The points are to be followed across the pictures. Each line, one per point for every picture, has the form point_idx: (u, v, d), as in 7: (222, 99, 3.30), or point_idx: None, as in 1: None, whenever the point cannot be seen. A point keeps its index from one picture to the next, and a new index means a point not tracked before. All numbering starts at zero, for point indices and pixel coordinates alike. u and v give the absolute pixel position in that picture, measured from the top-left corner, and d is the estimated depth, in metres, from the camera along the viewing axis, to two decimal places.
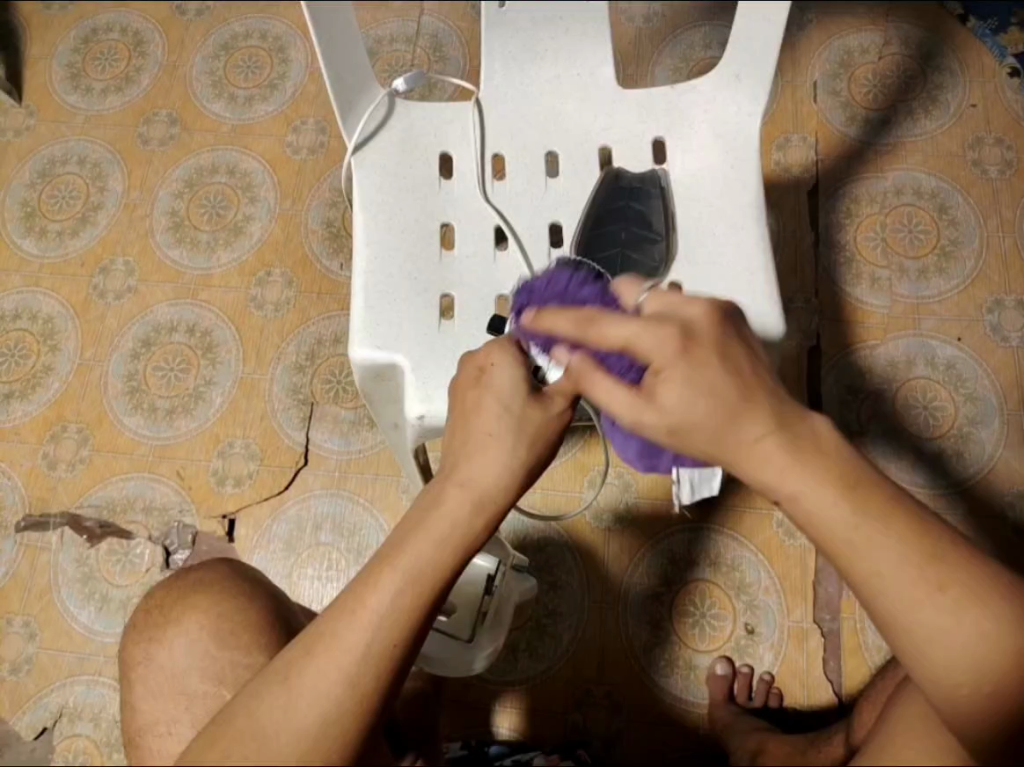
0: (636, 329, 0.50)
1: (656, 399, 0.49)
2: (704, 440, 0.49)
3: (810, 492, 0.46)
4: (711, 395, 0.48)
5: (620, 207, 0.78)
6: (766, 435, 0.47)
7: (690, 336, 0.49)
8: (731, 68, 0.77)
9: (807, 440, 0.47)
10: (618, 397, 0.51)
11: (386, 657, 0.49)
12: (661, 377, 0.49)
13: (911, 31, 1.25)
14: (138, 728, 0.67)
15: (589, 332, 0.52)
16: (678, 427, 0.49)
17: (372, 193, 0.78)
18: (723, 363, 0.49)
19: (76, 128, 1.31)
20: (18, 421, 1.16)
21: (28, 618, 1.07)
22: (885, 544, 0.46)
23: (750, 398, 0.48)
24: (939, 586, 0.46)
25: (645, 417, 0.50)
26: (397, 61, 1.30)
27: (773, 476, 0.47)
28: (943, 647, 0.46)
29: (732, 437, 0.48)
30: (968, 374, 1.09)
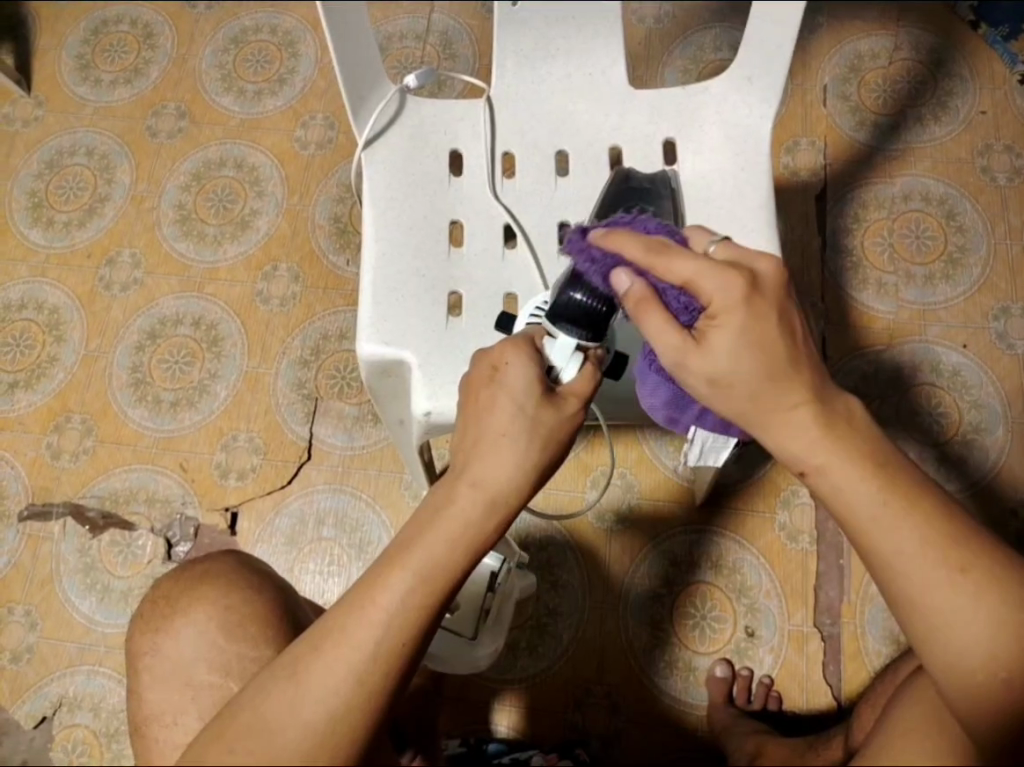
0: (703, 269, 0.51)
1: (705, 344, 0.51)
2: (740, 394, 0.51)
3: (837, 468, 0.50)
4: (759, 353, 0.50)
5: (632, 206, 0.75)
6: (800, 405, 0.50)
7: (756, 287, 0.50)
8: (743, 71, 0.78)
9: (841, 416, 0.51)
10: (667, 334, 0.52)
11: (394, 654, 0.49)
12: (716, 324, 0.51)
13: (921, 37, 1.25)
14: (143, 718, 0.68)
15: (656, 261, 0.52)
16: (717, 377, 0.51)
17: (382, 189, 0.78)
18: (779, 321, 0.50)
19: (85, 119, 1.31)
20: (23, 410, 1.16)
21: (29, 606, 1.08)
22: (905, 529, 0.48)
23: (795, 365, 0.50)
24: (961, 570, 0.48)
25: (689, 360, 0.52)
26: (406, 58, 1.30)
27: (799, 446, 0.50)
28: (960, 632, 0.47)
29: (771, 397, 0.50)
30: (973, 381, 1.09)
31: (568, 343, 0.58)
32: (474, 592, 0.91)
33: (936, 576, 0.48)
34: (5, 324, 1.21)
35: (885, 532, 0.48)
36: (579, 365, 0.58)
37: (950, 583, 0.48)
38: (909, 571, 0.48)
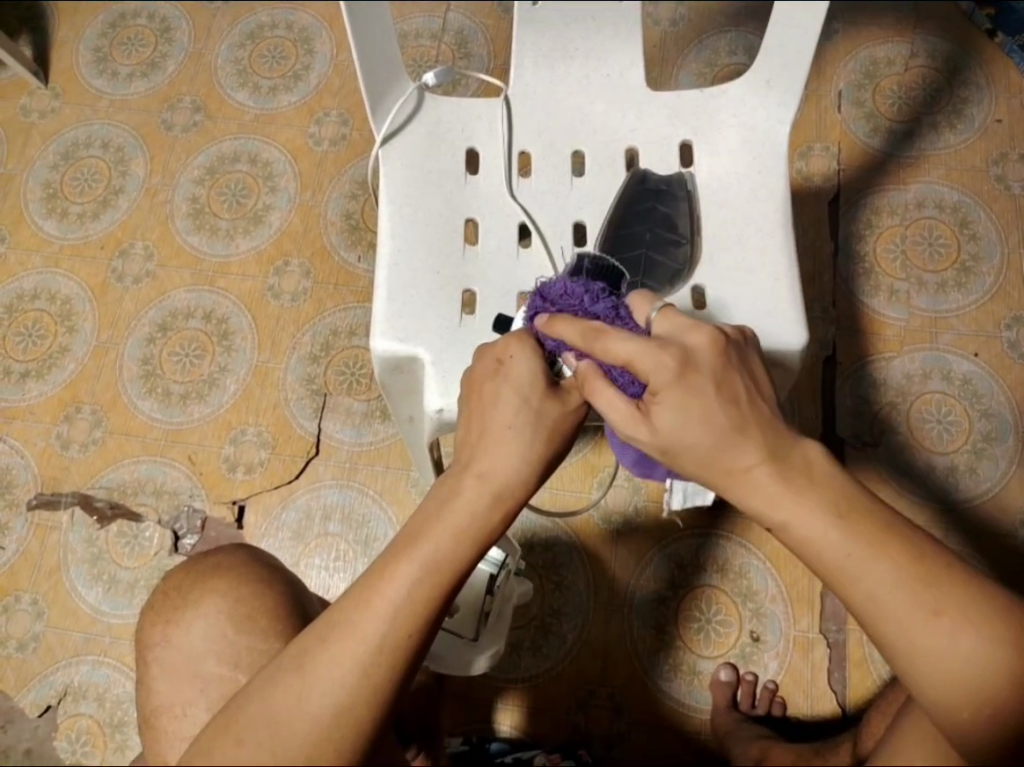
0: (638, 348, 0.52)
1: (651, 418, 0.52)
2: (694, 463, 0.51)
3: (796, 521, 0.48)
4: (703, 422, 0.50)
5: (647, 208, 0.77)
6: (757, 465, 0.49)
7: (690, 362, 0.51)
8: (761, 74, 0.78)
9: (799, 469, 0.49)
10: (617, 409, 0.54)
11: (403, 648, 0.49)
12: (658, 399, 0.51)
13: (937, 44, 1.25)
14: (153, 709, 0.68)
15: (594, 346, 0.54)
16: (669, 448, 0.51)
17: (398, 186, 0.79)
18: (720, 391, 0.50)
19: (100, 112, 1.32)
20: (33, 400, 1.17)
21: (36, 595, 1.08)
22: (876, 570, 0.46)
23: (743, 426, 0.49)
24: (935, 610, 0.46)
25: (639, 433, 0.53)
26: (422, 55, 1.31)
27: (763, 502, 0.49)
28: (945, 668, 0.45)
29: (721, 463, 0.50)
30: (984, 390, 1.09)
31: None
32: (476, 593, 0.91)
33: (914, 616, 0.46)
34: (17, 315, 1.22)
35: (854, 577, 0.47)
36: None
37: (928, 622, 0.46)
38: (881, 611, 0.46)
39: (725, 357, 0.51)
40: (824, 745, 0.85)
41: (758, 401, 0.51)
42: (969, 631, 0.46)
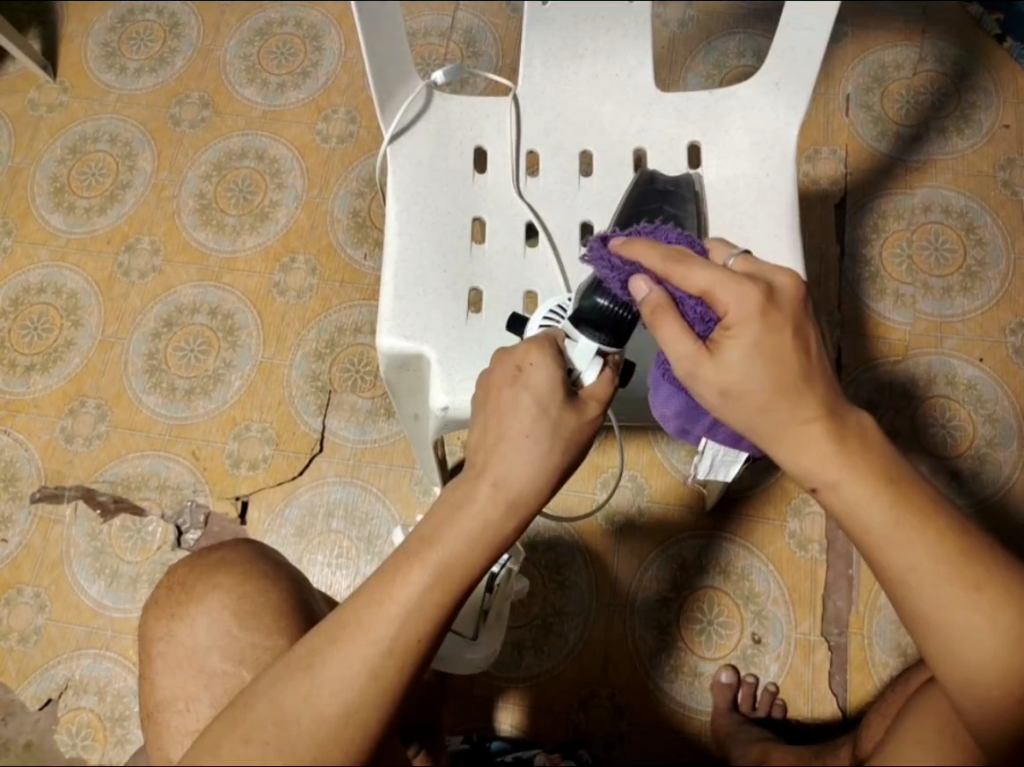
0: (720, 280, 0.50)
1: (718, 355, 0.50)
2: (751, 407, 0.50)
3: (848, 483, 0.48)
4: (773, 366, 0.49)
5: (654, 208, 0.74)
6: (813, 420, 0.49)
7: (773, 300, 0.49)
8: (771, 76, 0.78)
9: (853, 431, 0.50)
10: (681, 343, 0.51)
11: (412, 650, 0.49)
12: (730, 335, 0.50)
13: (946, 49, 1.25)
14: (157, 703, 0.68)
15: (675, 269, 0.52)
16: (729, 388, 0.50)
17: (406, 184, 0.79)
18: (795, 337, 0.49)
19: (108, 106, 1.32)
20: (38, 394, 1.17)
21: (38, 589, 1.08)
22: (920, 542, 0.47)
23: (808, 379, 0.49)
24: (974, 586, 0.47)
25: (701, 369, 0.51)
26: (430, 54, 1.31)
27: (817, 464, 0.49)
28: (977, 644, 0.46)
29: (784, 409, 0.49)
30: (989, 394, 1.09)
31: (589, 345, 0.59)
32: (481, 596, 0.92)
33: (952, 592, 0.47)
34: (23, 308, 1.22)
35: (902, 549, 0.47)
36: (599, 369, 0.59)
37: (966, 598, 0.47)
38: (922, 587, 0.47)
39: (800, 305, 0.50)
40: (824, 748, 0.85)
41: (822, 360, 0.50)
42: (1004, 611, 0.47)
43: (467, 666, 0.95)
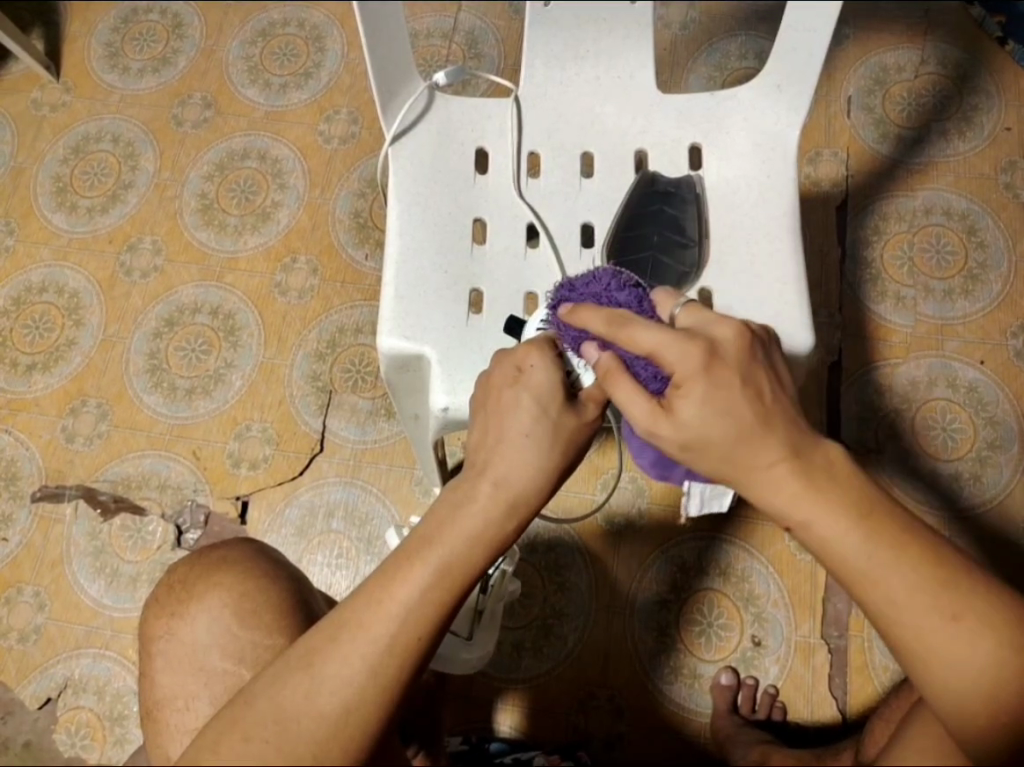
0: (664, 339, 0.50)
1: (674, 411, 0.50)
2: (714, 458, 0.50)
3: (818, 522, 0.48)
4: (728, 417, 0.49)
5: (654, 210, 0.78)
6: (777, 462, 0.48)
7: (717, 354, 0.50)
8: (773, 78, 0.78)
9: (820, 468, 0.49)
10: (637, 405, 0.52)
11: (412, 650, 0.49)
12: (681, 391, 0.50)
13: (948, 52, 1.25)
14: (156, 701, 0.68)
15: (618, 333, 0.52)
16: (689, 442, 0.50)
17: (407, 184, 0.79)
18: (744, 385, 0.49)
19: (111, 106, 1.32)
20: (40, 393, 1.17)
21: (38, 587, 1.08)
22: (897, 574, 0.47)
23: (766, 424, 0.49)
24: (953, 615, 0.46)
25: (661, 427, 0.51)
26: (433, 55, 1.31)
27: (787, 503, 0.48)
28: (961, 671, 0.46)
29: (746, 456, 0.49)
30: (990, 397, 1.09)
31: (586, 349, 0.59)
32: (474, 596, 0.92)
33: (932, 619, 0.46)
34: (25, 308, 1.22)
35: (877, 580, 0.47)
36: None
37: (946, 627, 0.46)
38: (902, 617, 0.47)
39: (750, 353, 0.50)
40: (824, 751, 0.85)
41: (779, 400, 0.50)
42: (985, 638, 0.46)
43: (463, 666, 0.93)
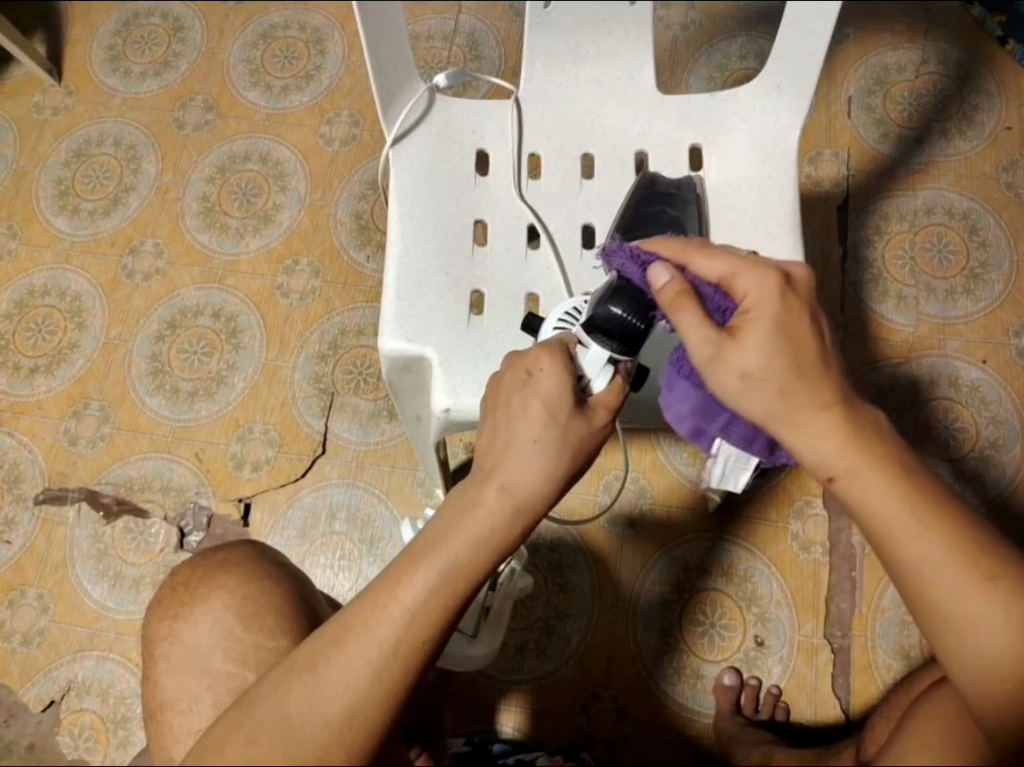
0: (741, 266, 0.53)
1: (741, 337, 0.51)
2: (772, 388, 0.50)
3: (863, 472, 0.50)
4: (793, 348, 0.50)
5: (655, 211, 0.75)
6: (828, 406, 0.50)
7: (791, 285, 0.52)
8: (772, 78, 0.78)
9: (865, 425, 0.51)
10: (703, 327, 0.52)
11: (415, 650, 0.49)
12: (749, 318, 0.52)
13: (948, 51, 1.25)
14: (159, 703, 0.68)
15: (697, 255, 0.54)
16: (751, 371, 0.51)
17: (409, 186, 0.79)
18: (811, 324, 0.51)
19: (113, 110, 1.32)
20: (42, 395, 1.17)
21: (42, 591, 1.08)
22: (934, 535, 0.49)
23: (824, 367, 0.51)
24: (987, 577, 0.48)
25: (727, 351, 0.51)
26: (433, 57, 1.31)
27: (830, 450, 0.50)
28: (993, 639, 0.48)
29: (803, 393, 0.50)
30: (992, 396, 1.08)
31: (602, 353, 0.57)
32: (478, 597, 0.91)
33: (967, 584, 0.48)
34: (27, 311, 1.22)
35: (911, 538, 0.49)
36: (609, 376, 0.58)
37: (980, 592, 0.48)
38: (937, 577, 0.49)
39: (813, 296, 0.53)
40: (827, 750, 0.85)
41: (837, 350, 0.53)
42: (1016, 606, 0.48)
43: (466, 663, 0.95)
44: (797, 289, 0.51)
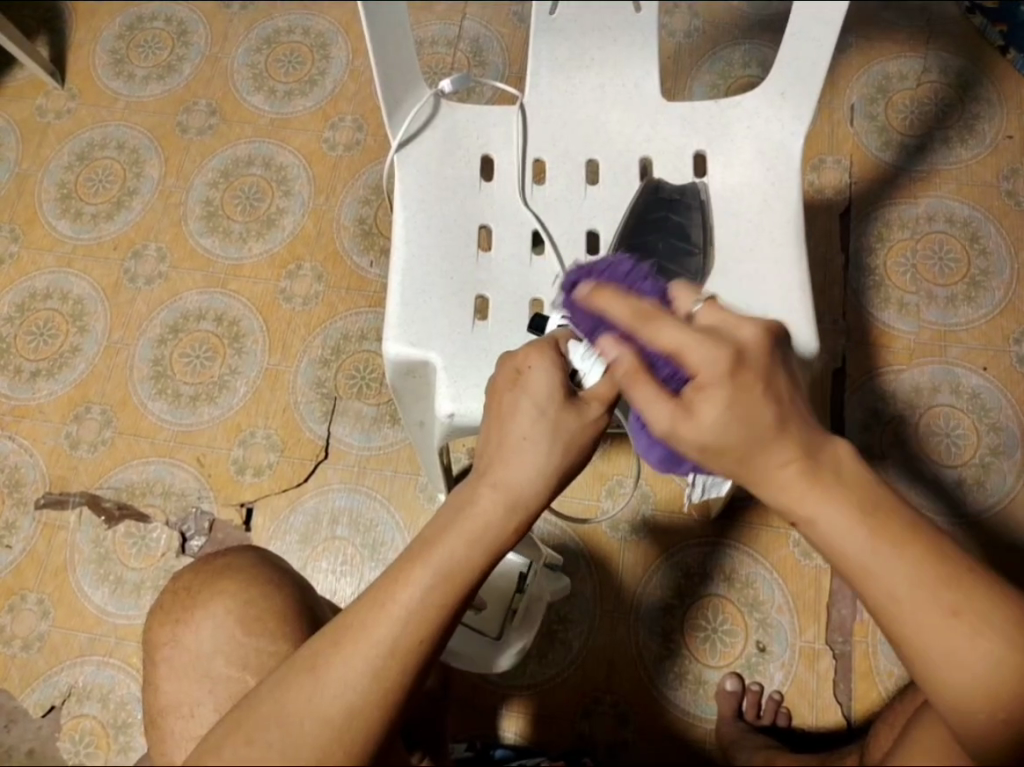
0: (690, 340, 0.49)
1: (694, 413, 0.49)
2: (728, 458, 0.49)
3: (825, 518, 0.47)
4: (749, 421, 0.48)
5: (660, 217, 0.77)
6: (789, 464, 0.48)
7: (742, 359, 0.49)
8: (777, 85, 0.78)
9: (826, 468, 0.48)
10: (657, 404, 0.51)
11: (412, 655, 0.49)
12: (701, 391, 0.49)
13: (949, 60, 1.26)
14: (161, 709, 0.68)
15: (643, 329, 0.52)
16: (708, 444, 0.49)
17: (413, 191, 0.79)
18: (767, 391, 0.49)
19: (116, 113, 1.32)
20: (43, 399, 1.17)
21: (42, 595, 1.08)
22: (900, 571, 0.46)
23: (783, 426, 0.48)
24: (954, 610, 0.46)
25: (682, 429, 0.50)
26: (438, 63, 1.31)
27: (789, 499, 0.48)
28: (966, 675, 0.46)
29: (759, 455, 0.48)
30: (993, 404, 1.09)
31: (591, 346, 0.60)
32: (501, 590, 0.95)
33: (934, 620, 0.46)
34: (29, 314, 1.22)
35: (879, 579, 0.47)
36: (604, 366, 0.60)
37: (946, 625, 0.46)
38: (906, 617, 0.46)
39: (770, 360, 0.50)
40: (829, 754, 0.84)
41: (798, 402, 0.50)
42: (987, 635, 0.46)
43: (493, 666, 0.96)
44: (748, 364, 0.48)
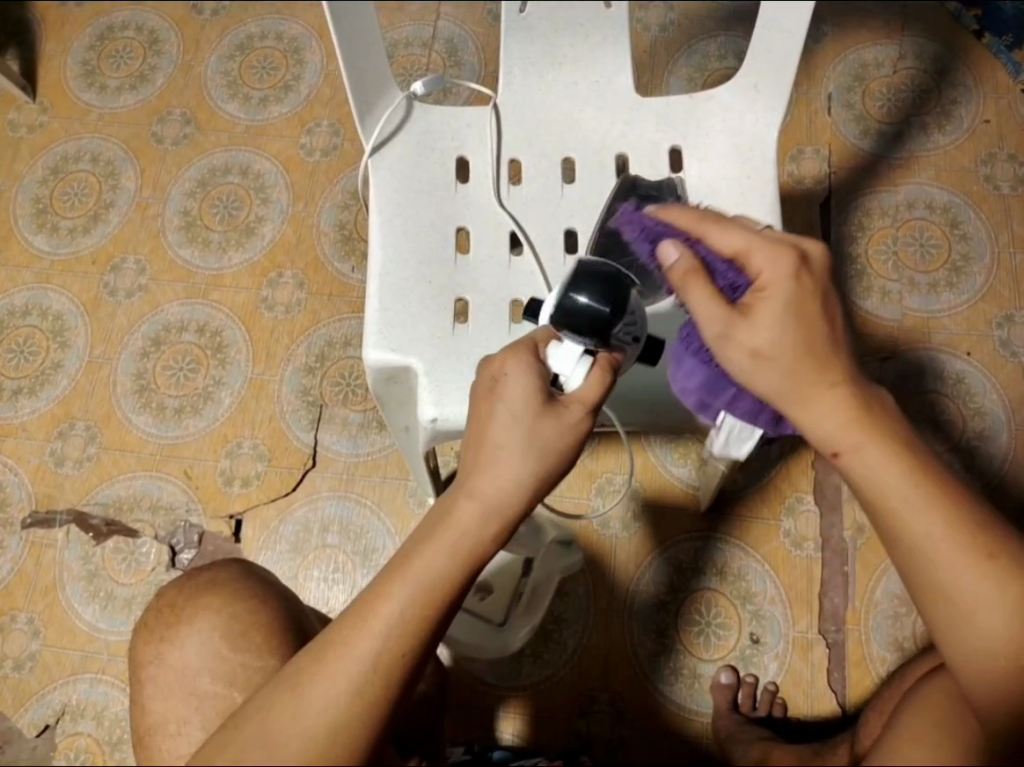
0: (757, 243, 0.53)
1: (752, 316, 0.52)
2: (781, 377, 0.52)
3: (873, 450, 0.51)
4: (802, 330, 0.52)
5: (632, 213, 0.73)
6: (838, 387, 0.52)
7: (805, 266, 0.53)
8: (749, 79, 0.78)
9: (875, 408, 0.52)
10: (713, 303, 0.53)
11: (396, 669, 0.49)
12: (762, 296, 0.53)
13: (925, 46, 1.26)
14: (147, 727, 0.67)
15: (708, 231, 0.56)
16: (761, 349, 0.52)
17: (389, 196, 0.79)
18: (822, 310, 0.52)
19: (89, 125, 1.31)
20: (26, 417, 1.16)
21: (32, 614, 1.07)
22: (936, 512, 0.51)
23: (834, 353, 0.52)
24: (987, 556, 0.51)
25: (738, 331, 0.53)
26: (412, 64, 1.31)
27: (836, 433, 0.52)
28: (990, 623, 0.50)
29: (815, 375, 0.52)
30: (977, 388, 1.09)
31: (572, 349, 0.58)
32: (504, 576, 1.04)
33: (968, 566, 0.51)
34: (9, 331, 1.21)
35: (916, 517, 0.51)
36: (587, 367, 0.58)
37: (976, 569, 0.51)
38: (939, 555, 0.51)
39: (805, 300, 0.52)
40: (824, 745, 0.85)
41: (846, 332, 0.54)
42: (1011, 583, 0.51)
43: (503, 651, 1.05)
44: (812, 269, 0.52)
